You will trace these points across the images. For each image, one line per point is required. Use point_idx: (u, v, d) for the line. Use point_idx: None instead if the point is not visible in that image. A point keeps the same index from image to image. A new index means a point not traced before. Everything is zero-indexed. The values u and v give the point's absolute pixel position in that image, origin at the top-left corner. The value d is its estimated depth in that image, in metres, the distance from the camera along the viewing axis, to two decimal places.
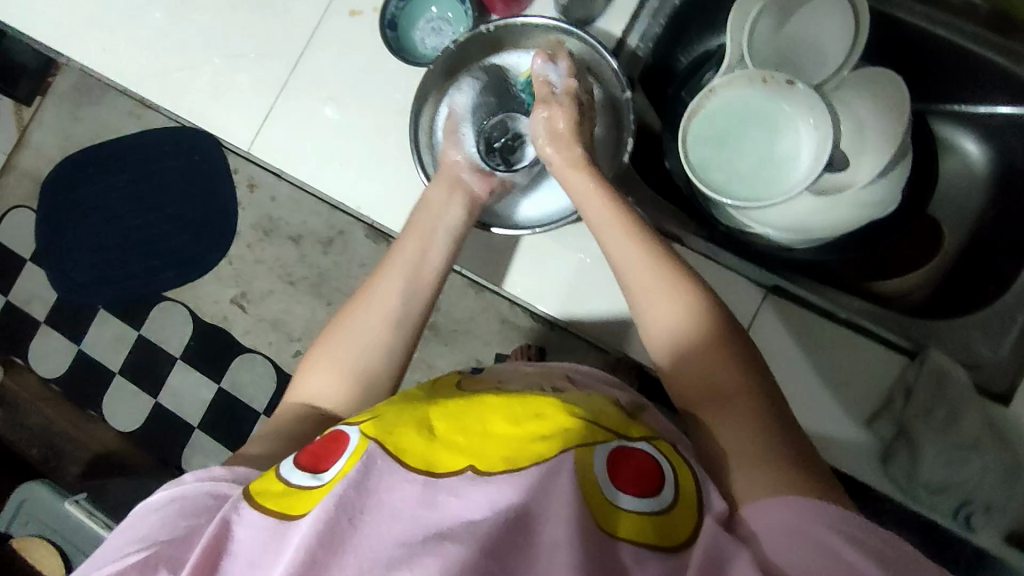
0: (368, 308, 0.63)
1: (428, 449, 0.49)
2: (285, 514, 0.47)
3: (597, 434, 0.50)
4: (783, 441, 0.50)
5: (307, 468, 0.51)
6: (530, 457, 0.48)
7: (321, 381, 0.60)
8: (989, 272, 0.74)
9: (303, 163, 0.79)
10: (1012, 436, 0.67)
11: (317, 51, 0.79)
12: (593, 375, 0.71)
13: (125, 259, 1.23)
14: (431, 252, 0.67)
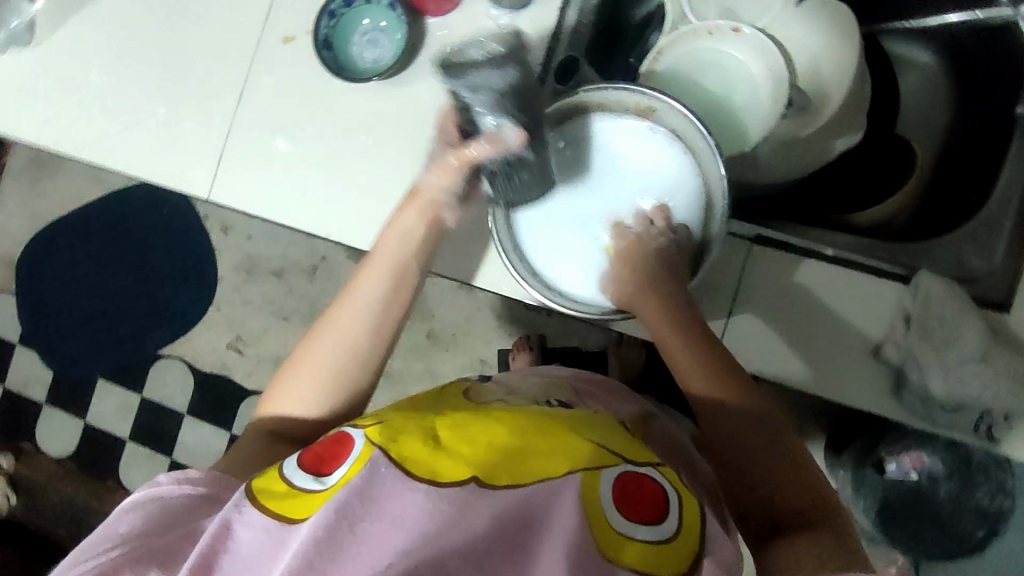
0: (340, 338, 0.59)
1: (432, 459, 0.45)
2: (285, 517, 0.43)
3: (606, 459, 0.47)
4: (795, 484, 0.51)
5: (313, 471, 0.46)
6: (541, 474, 0.45)
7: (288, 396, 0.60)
8: (969, 179, 0.71)
9: (258, 197, 0.78)
10: (1018, 341, 0.63)
11: (254, 84, 0.79)
12: (596, 384, 0.69)
13: (111, 319, 1.43)
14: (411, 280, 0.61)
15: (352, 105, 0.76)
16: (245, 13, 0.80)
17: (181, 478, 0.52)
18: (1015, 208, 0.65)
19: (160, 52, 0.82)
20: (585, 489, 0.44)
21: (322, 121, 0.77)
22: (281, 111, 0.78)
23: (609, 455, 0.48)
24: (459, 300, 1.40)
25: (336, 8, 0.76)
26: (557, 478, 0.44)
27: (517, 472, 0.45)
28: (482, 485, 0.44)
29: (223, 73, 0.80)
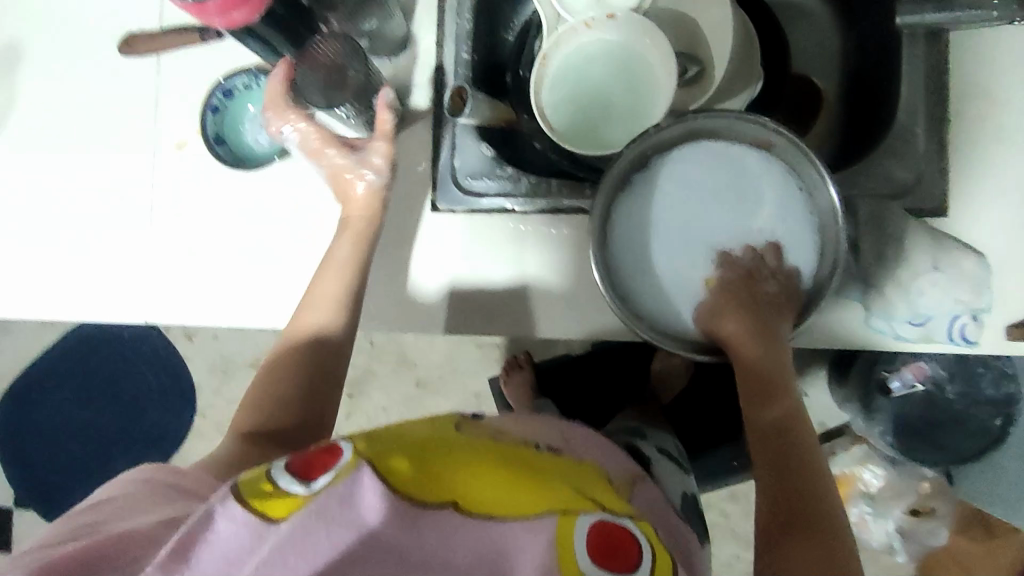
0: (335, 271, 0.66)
1: (409, 477, 0.43)
2: (265, 515, 0.40)
3: (583, 507, 0.47)
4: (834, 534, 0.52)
5: (297, 474, 0.43)
6: (514, 510, 0.44)
7: (308, 321, 0.66)
8: (874, 95, 0.71)
9: (192, 304, 0.76)
10: (960, 241, 0.63)
11: (162, 193, 0.78)
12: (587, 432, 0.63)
13: (102, 458, 1.40)
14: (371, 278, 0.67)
15: (266, 190, 0.76)
16: (136, 128, 0.79)
17: (156, 467, 0.53)
18: (922, 113, 0.65)
19: (59, 186, 0.80)
20: (561, 530, 0.44)
21: (238, 214, 0.76)
22: (194, 215, 0.76)
23: (588, 503, 0.48)
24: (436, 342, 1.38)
25: (218, 101, 0.76)
26: (534, 516, 0.44)
27: (489, 503, 0.45)
28: (458, 510, 0.43)
29: (129, 192, 0.78)
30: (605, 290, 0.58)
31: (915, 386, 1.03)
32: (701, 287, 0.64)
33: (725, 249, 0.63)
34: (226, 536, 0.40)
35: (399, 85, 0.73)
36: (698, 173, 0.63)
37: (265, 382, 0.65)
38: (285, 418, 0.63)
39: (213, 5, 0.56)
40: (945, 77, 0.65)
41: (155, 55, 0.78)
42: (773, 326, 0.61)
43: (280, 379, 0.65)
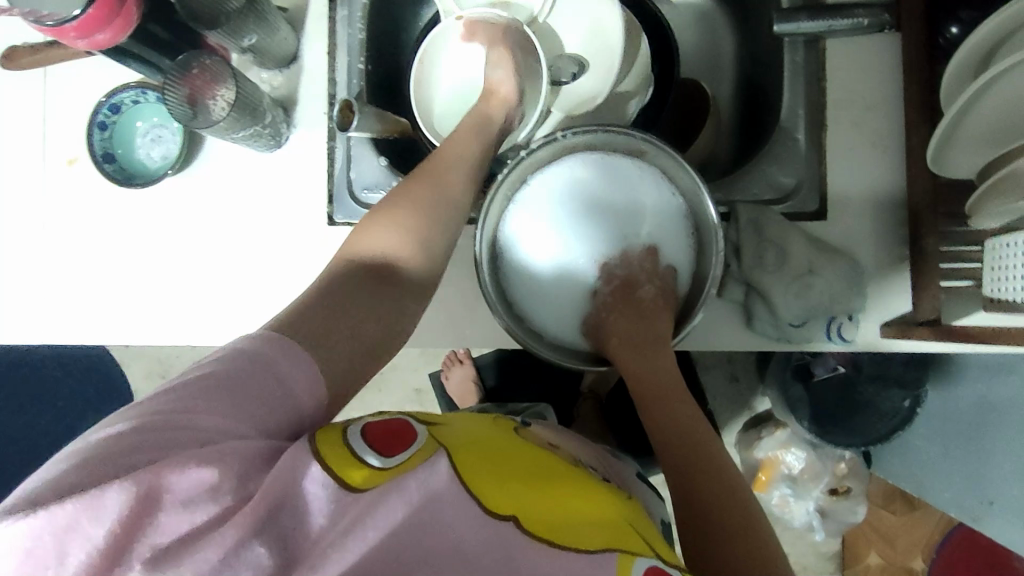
0: (428, 182, 0.56)
1: (488, 489, 0.45)
2: (347, 483, 0.40)
3: (641, 552, 0.46)
4: (742, 535, 0.49)
5: (373, 445, 0.44)
6: (581, 542, 0.44)
7: (376, 241, 0.53)
8: (762, 100, 0.73)
9: (93, 324, 0.75)
10: (837, 245, 0.65)
11: (56, 211, 0.76)
12: (573, 437, 0.68)
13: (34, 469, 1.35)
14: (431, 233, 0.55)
15: (161, 205, 0.74)
16: (26, 144, 0.76)
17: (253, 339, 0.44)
18: (803, 118, 0.67)
19: None
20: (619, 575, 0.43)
21: (133, 230, 0.75)
22: (91, 231, 0.75)
23: (642, 548, 0.46)
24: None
25: (104, 117, 0.73)
26: (600, 551, 0.44)
27: (558, 527, 0.45)
28: (525, 531, 0.43)
29: (23, 211, 0.76)
30: (493, 302, 0.59)
31: (836, 368, 1.02)
32: (585, 300, 0.65)
33: (607, 259, 0.65)
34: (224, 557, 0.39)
35: (293, 96, 0.73)
36: (582, 186, 0.64)
37: (351, 291, 0.50)
38: (376, 313, 0.50)
39: (71, 28, 0.54)
40: (824, 85, 0.67)
41: (41, 68, 0.76)
42: (656, 347, 0.60)
43: (342, 307, 0.48)
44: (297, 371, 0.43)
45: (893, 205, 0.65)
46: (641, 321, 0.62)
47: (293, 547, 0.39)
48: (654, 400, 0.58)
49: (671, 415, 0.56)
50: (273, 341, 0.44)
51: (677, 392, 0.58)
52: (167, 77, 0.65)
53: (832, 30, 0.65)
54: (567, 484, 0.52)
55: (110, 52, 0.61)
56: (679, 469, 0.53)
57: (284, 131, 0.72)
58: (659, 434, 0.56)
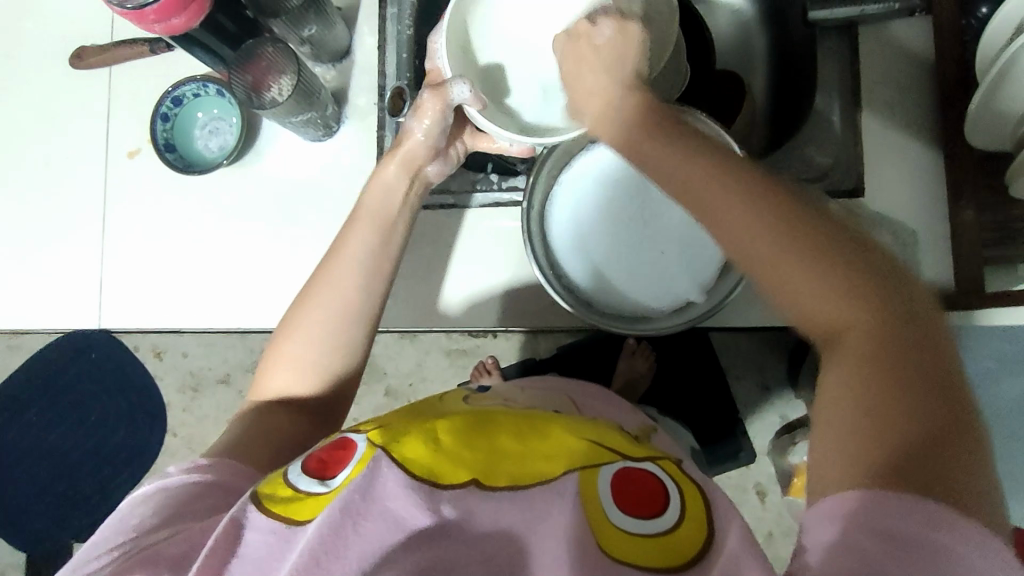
0: (328, 300, 0.57)
1: (432, 462, 0.45)
2: (291, 519, 0.43)
3: (605, 460, 0.47)
4: (907, 438, 0.34)
5: (315, 474, 0.46)
6: (541, 474, 0.45)
7: (275, 383, 0.58)
8: (794, 88, 0.75)
9: (152, 307, 0.78)
10: (875, 220, 0.67)
11: (118, 202, 0.80)
12: (592, 396, 0.72)
13: (65, 487, 1.27)
14: (368, 289, 0.58)
15: (215, 191, 0.78)
16: (92, 140, 0.80)
17: (192, 467, 0.50)
18: (837, 100, 0.69)
19: (26, 195, 0.81)
20: (583, 485, 0.44)
21: (190, 220, 0.78)
22: (148, 220, 0.79)
23: (608, 455, 0.48)
24: (406, 345, 1.12)
25: (167, 110, 0.77)
26: (557, 476, 0.45)
27: (516, 472, 0.46)
28: (482, 487, 0.44)
29: (87, 204, 0.80)
30: (541, 275, 0.64)
31: None
32: (618, 261, 0.66)
33: (644, 219, 0.66)
34: (251, 547, 0.42)
35: (343, 87, 0.77)
36: (610, 165, 0.66)
37: (259, 424, 0.56)
38: (281, 448, 0.55)
39: (151, 11, 0.58)
40: (858, 67, 0.69)
41: (107, 67, 0.80)
42: (789, 216, 0.40)
43: (250, 448, 0.54)
44: (239, 477, 0.50)
45: (927, 180, 0.67)
46: (749, 197, 0.40)
47: (275, 542, 0.42)
48: (782, 276, 0.39)
49: (760, 247, 0.40)
50: (222, 465, 0.51)
51: (823, 251, 0.38)
52: (231, 68, 0.70)
53: (864, 14, 0.67)
54: (527, 421, 0.52)
55: (180, 37, 0.65)
56: (854, 367, 0.37)
57: (334, 120, 0.75)
58: (752, 260, 0.40)
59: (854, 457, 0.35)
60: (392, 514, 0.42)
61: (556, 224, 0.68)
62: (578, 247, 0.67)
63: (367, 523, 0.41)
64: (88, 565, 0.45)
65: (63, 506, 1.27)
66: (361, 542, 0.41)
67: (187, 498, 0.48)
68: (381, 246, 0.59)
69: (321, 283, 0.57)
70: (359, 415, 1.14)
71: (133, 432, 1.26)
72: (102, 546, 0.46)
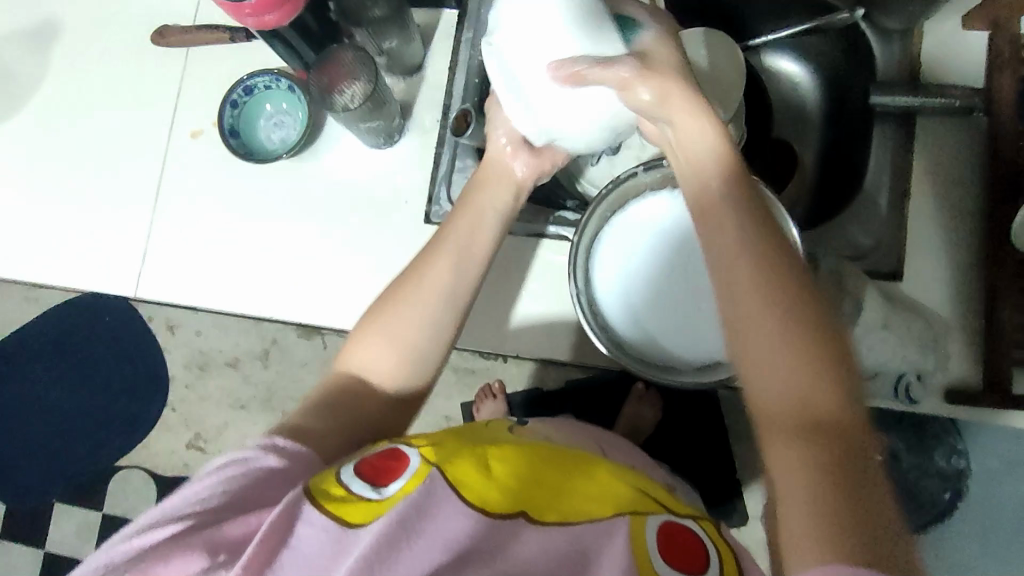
0: (423, 284, 0.55)
1: (485, 488, 0.46)
2: (345, 520, 0.43)
3: (652, 510, 0.49)
4: (846, 511, 0.37)
5: (369, 480, 0.47)
6: (590, 514, 0.47)
7: (365, 360, 0.55)
8: (846, 162, 0.76)
9: (190, 284, 0.80)
10: (912, 307, 0.68)
11: (173, 178, 0.82)
12: (614, 442, 0.73)
13: (64, 445, 1.28)
14: (467, 275, 0.57)
15: (269, 182, 0.80)
16: (159, 115, 0.83)
17: (266, 445, 0.49)
18: (887, 185, 0.71)
19: (86, 157, 0.84)
20: (633, 534, 0.46)
21: (239, 206, 0.80)
22: (200, 200, 0.81)
23: (654, 505, 0.50)
24: None
25: (237, 97, 0.79)
26: (608, 517, 0.47)
27: (566, 510, 0.47)
28: (532, 521, 0.46)
29: (140, 177, 0.82)
30: (582, 313, 0.66)
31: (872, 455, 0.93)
32: (656, 313, 0.67)
33: (690, 274, 0.67)
34: (305, 540, 0.43)
35: (409, 100, 0.79)
36: (667, 219, 0.67)
37: (344, 408, 0.54)
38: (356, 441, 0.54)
39: (248, 5, 0.60)
40: (911, 155, 0.71)
41: (184, 48, 0.83)
42: (777, 287, 0.43)
43: (328, 434, 0.52)
44: (307, 470, 0.49)
45: (967, 276, 0.68)
46: (763, 275, 0.43)
47: (329, 543, 0.42)
48: (765, 352, 0.42)
49: (751, 308, 0.43)
50: (295, 453, 0.49)
51: (806, 330, 0.42)
52: (310, 68, 0.73)
53: (925, 106, 0.69)
54: (570, 457, 0.54)
55: (268, 32, 0.67)
56: (812, 439, 0.40)
57: (397, 131, 0.78)
58: (741, 319, 0.43)
59: (809, 527, 0.38)
60: (440, 535, 0.42)
61: (602, 264, 0.69)
62: (621, 290, 0.68)
63: (419, 540, 0.42)
64: (150, 530, 0.43)
65: (56, 464, 1.28)
66: (413, 557, 0.41)
67: (261, 485, 0.46)
68: (484, 247, 0.59)
69: (424, 264, 0.56)
70: None
71: (137, 401, 1.26)
72: (165, 509, 0.45)
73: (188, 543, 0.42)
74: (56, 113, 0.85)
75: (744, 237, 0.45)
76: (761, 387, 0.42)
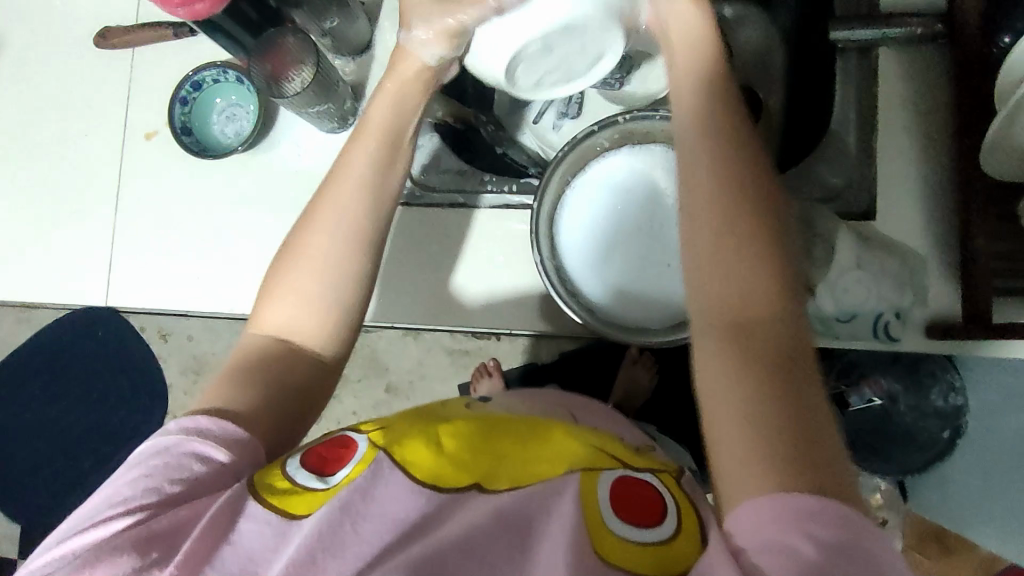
0: (335, 221, 0.53)
1: (435, 465, 0.45)
2: (287, 512, 0.42)
3: (607, 465, 0.48)
4: (796, 436, 0.37)
5: (314, 468, 0.45)
6: (542, 478, 0.46)
7: (277, 316, 0.53)
8: (816, 103, 0.75)
9: (159, 288, 0.79)
10: (887, 243, 0.66)
11: (132, 183, 0.80)
12: (592, 409, 0.72)
13: (67, 460, 1.29)
14: (373, 208, 0.54)
15: (228, 178, 0.78)
16: (111, 120, 0.81)
17: (192, 430, 0.46)
18: (853, 121, 0.70)
19: (43, 169, 0.82)
20: (584, 489, 0.44)
21: (199, 205, 0.79)
22: (161, 203, 0.80)
23: (610, 460, 0.49)
24: (409, 342, 1.11)
25: (186, 94, 0.78)
26: (558, 478, 0.45)
27: (518, 476, 0.46)
28: (484, 491, 0.45)
29: (99, 184, 0.81)
30: (546, 278, 0.63)
31: (872, 400, 0.94)
32: (628, 273, 0.66)
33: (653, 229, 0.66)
34: (247, 536, 0.41)
35: (361, 81, 0.77)
36: (627, 176, 0.67)
37: (269, 372, 0.51)
38: (289, 409, 0.51)
39: None
40: (876, 92, 0.69)
41: (130, 49, 0.81)
42: (739, 212, 0.43)
43: (256, 402, 0.49)
44: (246, 453, 0.47)
45: (940, 208, 0.67)
46: (729, 200, 0.43)
47: (269, 538, 0.41)
48: (719, 280, 0.42)
49: (714, 234, 0.43)
50: (237, 443, 0.46)
51: (763, 259, 0.42)
52: (252, 57, 0.70)
53: (886, 36, 0.67)
54: (530, 426, 0.53)
55: (206, 24, 0.65)
56: (753, 361, 0.40)
57: (350, 113, 0.76)
58: (701, 250, 0.44)
59: (749, 446, 0.38)
60: (389, 515, 0.42)
61: (568, 225, 0.67)
62: (591, 250, 0.67)
63: (365, 523, 0.41)
64: (80, 540, 0.41)
65: (62, 480, 1.29)
66: (358, 542, 0.40)
67: (192, 477, 0.44)
68: (385, 161, 0.54)
69: (326, 203, 0.54)
70: (358, 409, 1.13)
71: (133, 411, 1.26)
72: (91, 518, 0.42)
73: (119, 548, 0.40)
74: (8, 128, 0.84)
75: (711, 160, 0.45)
76: (708, 310, 0.43)
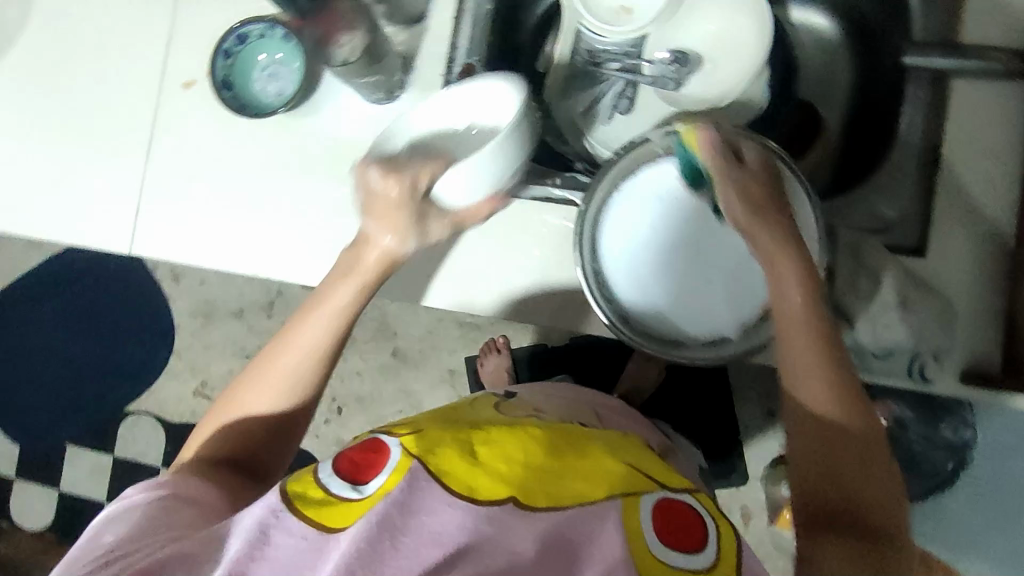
0: (337, 315, 0.60)
1: (467, 473, 0.46)
2: (326, 526, 0.43)
3: (645, 488, 0.49)
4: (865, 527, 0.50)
5: (347, 477, 0.47)
6: (580, 497, 0.46)
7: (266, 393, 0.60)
8: (878, 127, 0.73)
9: (185, 243, 0.78)
10: (936, 284, 0.65)
11: (166, 133, 0.78)
12: (613, 409, 0.72)
13: None
14: (320, 341, 0.60)
15: (265, 138, 0.76)
16: (149, 65, 0.79)
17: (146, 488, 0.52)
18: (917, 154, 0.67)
19: (75, 107, 0.80)
20: (625, 520, 0.45)
21: (232, 161, 0.77)
22: (194, 157, 0.78)
23: (644, 481, 0.50)
24: None
25: (230, 46, 0.75)
26: (600, 503, 0.46)
27: (553, 492, 0.46)
28: (520, 506, 0.45)
29: (132, 130, 0.79)
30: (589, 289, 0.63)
31: (880, 421, 0.99)
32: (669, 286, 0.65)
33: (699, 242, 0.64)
34: (285, 548, 0.42)
35: (411, 52, 0.74)
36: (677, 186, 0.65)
37: (226, 441, 0.60)
38: (268, 453, 0.60)
39: None
40: (944, 123, 0.66)
41: None
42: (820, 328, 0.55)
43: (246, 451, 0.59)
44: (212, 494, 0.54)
45: (995, 253, 0.65)
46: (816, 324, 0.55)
47: (308, 547, 0.42)
48: (823, 385, 0.54)
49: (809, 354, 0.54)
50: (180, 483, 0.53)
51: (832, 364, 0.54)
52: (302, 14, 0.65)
53: (957, 69, 0.65)
54: (561, 436, 0.53)
55: None
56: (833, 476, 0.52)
57: (397, 86, 0.74)
58: (796, 360, 0.55)
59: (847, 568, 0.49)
60: (427, 528, 0.42)
61: (612, 230, 0.65)
62: (634, 259, 0.65)
63: (405, 538, 0.42)
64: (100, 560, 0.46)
65: None
66: (399, 556, 0.41)
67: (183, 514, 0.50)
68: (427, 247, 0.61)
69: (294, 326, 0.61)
70: None
71: None
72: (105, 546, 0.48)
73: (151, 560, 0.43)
74: (41, 60, 0.81)
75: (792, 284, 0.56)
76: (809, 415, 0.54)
